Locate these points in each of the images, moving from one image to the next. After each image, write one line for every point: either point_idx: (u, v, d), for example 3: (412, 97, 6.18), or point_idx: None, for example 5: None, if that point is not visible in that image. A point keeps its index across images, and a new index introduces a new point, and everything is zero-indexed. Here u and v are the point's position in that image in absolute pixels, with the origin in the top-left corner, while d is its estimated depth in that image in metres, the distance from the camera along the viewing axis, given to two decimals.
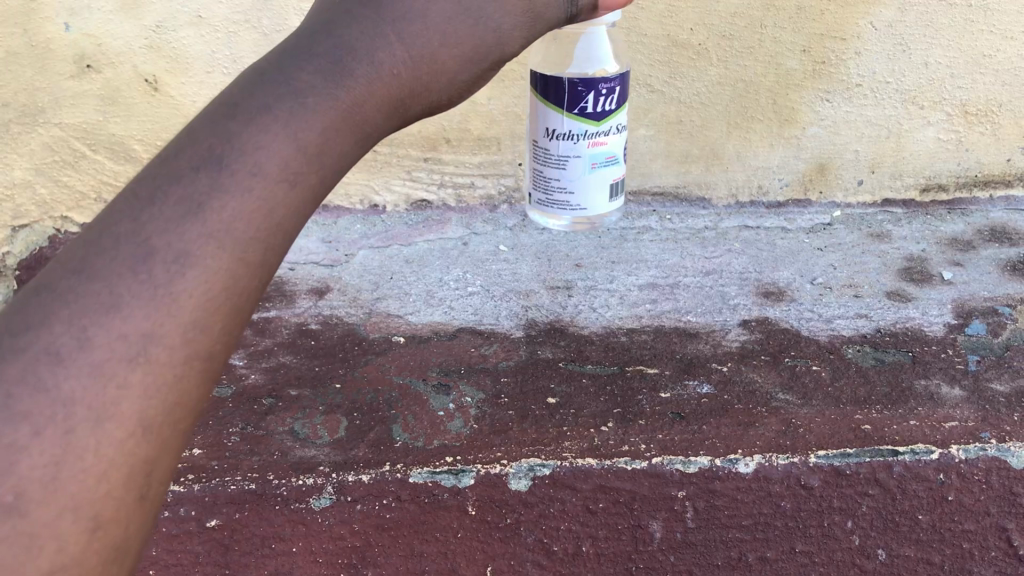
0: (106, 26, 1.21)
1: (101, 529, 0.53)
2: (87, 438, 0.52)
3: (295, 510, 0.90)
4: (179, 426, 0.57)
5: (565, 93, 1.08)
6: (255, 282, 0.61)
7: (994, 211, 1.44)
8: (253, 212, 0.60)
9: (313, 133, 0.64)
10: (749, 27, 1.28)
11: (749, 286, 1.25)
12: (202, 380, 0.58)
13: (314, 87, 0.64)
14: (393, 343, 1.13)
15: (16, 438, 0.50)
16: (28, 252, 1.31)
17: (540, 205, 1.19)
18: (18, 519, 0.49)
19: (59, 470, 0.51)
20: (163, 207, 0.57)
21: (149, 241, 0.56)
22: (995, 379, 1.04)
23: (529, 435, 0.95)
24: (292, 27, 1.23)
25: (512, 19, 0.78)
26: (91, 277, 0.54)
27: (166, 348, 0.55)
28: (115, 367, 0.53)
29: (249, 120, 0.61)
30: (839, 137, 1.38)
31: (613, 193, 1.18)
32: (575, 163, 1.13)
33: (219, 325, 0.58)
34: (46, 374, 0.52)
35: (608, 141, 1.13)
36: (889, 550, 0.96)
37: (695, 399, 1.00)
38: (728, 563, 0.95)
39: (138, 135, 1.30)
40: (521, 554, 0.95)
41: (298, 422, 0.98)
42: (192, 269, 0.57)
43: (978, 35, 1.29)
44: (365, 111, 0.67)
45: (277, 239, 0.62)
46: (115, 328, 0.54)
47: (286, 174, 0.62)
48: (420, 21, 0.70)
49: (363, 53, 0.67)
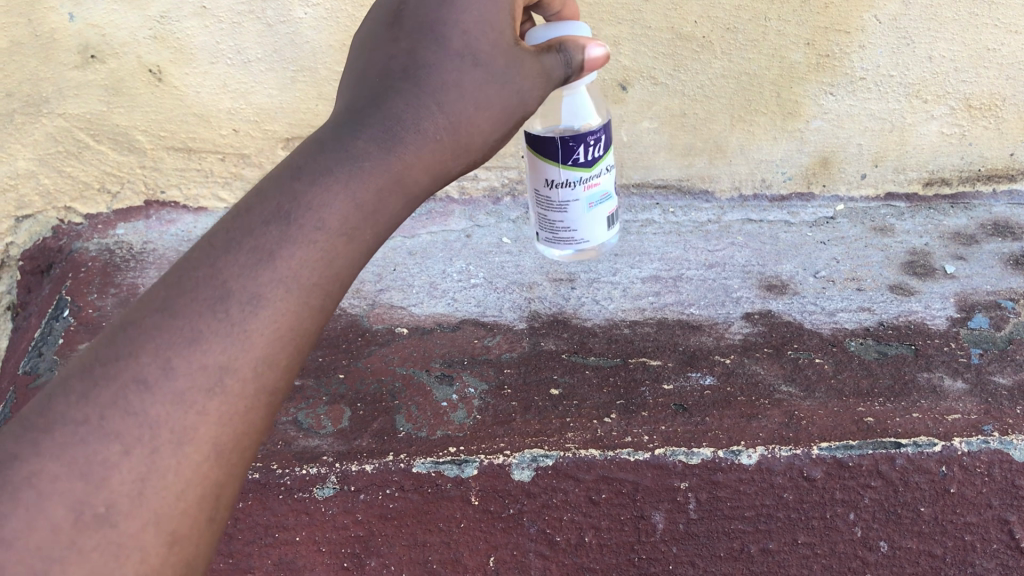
0: (110, 16, 1.20)
1: (177, 544, 0.57)
2: (169, 457, 0.57)
3: (299, 499, 0.90)
4: (244, 452, 0.62)
5: (557, 146, 1.04)
6: (314, 325, 0.68)
7: (997, 205, 1.44)
8: (316, 264, 0.67)
9: (369, 193, 0.71)
10: (752, 20, 1.25)
11: (752, 279, 1.26)
12: (266, 412, 0.64)
13: (369, 155, 0.72)
14: (397, 334, 1.14)
15: (106, 455, 0.55)
16: (31, 242, 1.33)
17: (542, 238, 1.15)
18: (108, 528, 0.54)
19: (144, 486, 0.56)
20: (239, 257, 0.65)
21: (226, 284, 0.64)
22: (998, 372, 1.05)
23: (531, 426, 0.96)
24: (297, 18, 1.22)
25: (530, 83, 0.85)
26: (175, 315, 0.61)
27: (238, 380, 0.61)
28: (195, 395, 0.59)
29: (311, 181, 0.69)
30: (842, 130, 1.38)
31: (611, 222, 1.15)
32: (574, 207, 1.10)
33: (283, 361, 0.65)
34: (134, 399, 0.57)
35: (601, 182, 1.10)
36: (890, 542, 0.95)
37: (698, 390, 1.01)
38: (730, 554, 0.95)
39: (142, 126, 1.31)
40: (523, 544, 0.94)
41: (301, 412, 0.99)
42: (263, 310, 0.64)
43: (982, 28, 1.27)
44: (413, 173, 0.75)
45: (335, 286, 0.69)
46: (195, 360, 0.60)
47: (345, 229, 0.69)
48: (457, 92, 0.79)
49: (411, 122, 0.75)
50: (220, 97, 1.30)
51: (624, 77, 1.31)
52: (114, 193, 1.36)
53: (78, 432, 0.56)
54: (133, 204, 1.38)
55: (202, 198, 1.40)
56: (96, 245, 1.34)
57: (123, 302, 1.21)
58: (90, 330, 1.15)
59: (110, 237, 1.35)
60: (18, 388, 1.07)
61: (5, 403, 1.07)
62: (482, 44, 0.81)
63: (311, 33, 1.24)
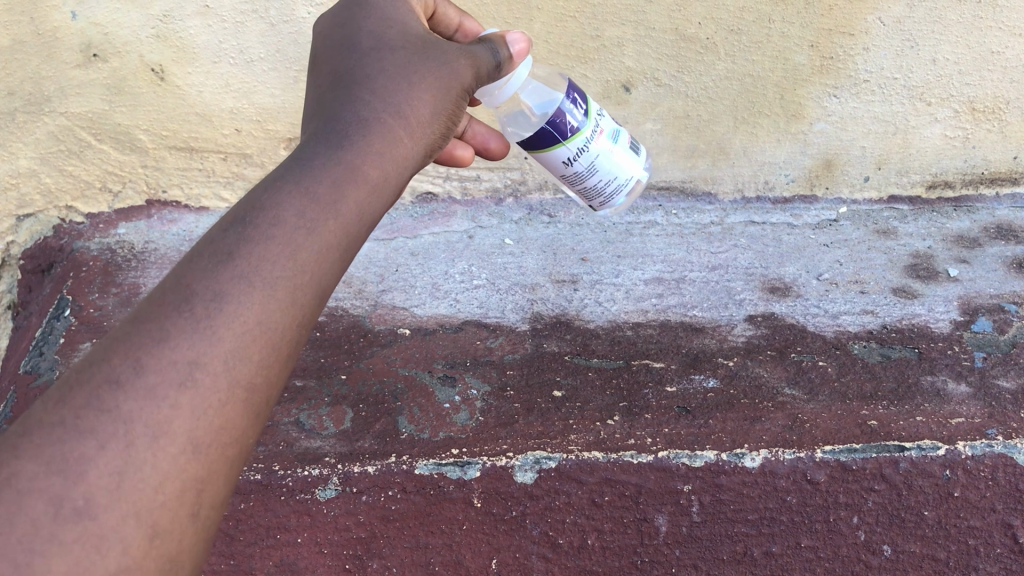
0: (113, 14, 1.19)
1: (160, 537, 0.50)
2: (145, 452, 0.50)
3: (301, 500, 0.89)
4: (226, 452, 0.55)
5: (545, 132, 0.93)
6: (288, 321, 0.60)
7: (1000, 208, 1.44)
8: (279, 255, 0.60)
9: (328, 185, 0.66)
10: (757, 22, 1.25)
11: (754, 282, 1.25)
12: (245, 410, 0.57)
13: (319, 155, 0.68)
14: (399, 335, 1.14)
15: (83, 450, 0.49)
16: (33, 241, 1.32)
17: (595, 212, 1.04)
18: (88, 522, 0.48)
19: (122, 480, 0.49)
20: (198, 261, 0.58)
21: (188, 285, 0.57)
22: (1002, 376, 1.04)
23: (535, 428, 0.95)
24: (300, 17, 1.22)
25: (463, 60, 0.85)
26: (142, 320, 0.55)
27: (210, 375, 0.54)
28: (167, 389, 0.52)
29: (264, 189, 0.65)
30: (845, 134, 1.38)
31: (637, 149, 1.03)
32: (600, 165, 0.97)
33: (256, 357, 0.57)
34: (104, 397, 0.51)
35: (602, 126, 0.97)
36: (895, 546, 0.93)
37: (701, 392, 1.01)
38: (733, 557, 0.94)
39: (145, 125, 1.30)
40: (526, 546, 0.93)
41: (303, 413, 0.99)
42: (229, 306, 0.57)
43: (986, 31, 1.27)
44: (375, 160, 0.70)
45: (305, 279, 0.61)
46: (165, 356, 0.53)
47: (305, 221, 0.63)
48: (399, 81, 0.77)
49: (358, 114, 0.73)
50: (222, 96, 1.29)
51: (629, 78, 1.31)
52: (116, 192, 1.36)
53: (51, 433, 0.49)
54: (135, 204, 1.37)
55: (204, 198, 1.40)
56: (97, 245, 1.33)
57: (124, 302, 1.20)
58: (92, 330, 1.14)
59: (112, 236, 1.35)
60: (18, 387, 1.07)
61: (5, 403, 1.07)
62: (391, 39, 0.82)
63: None
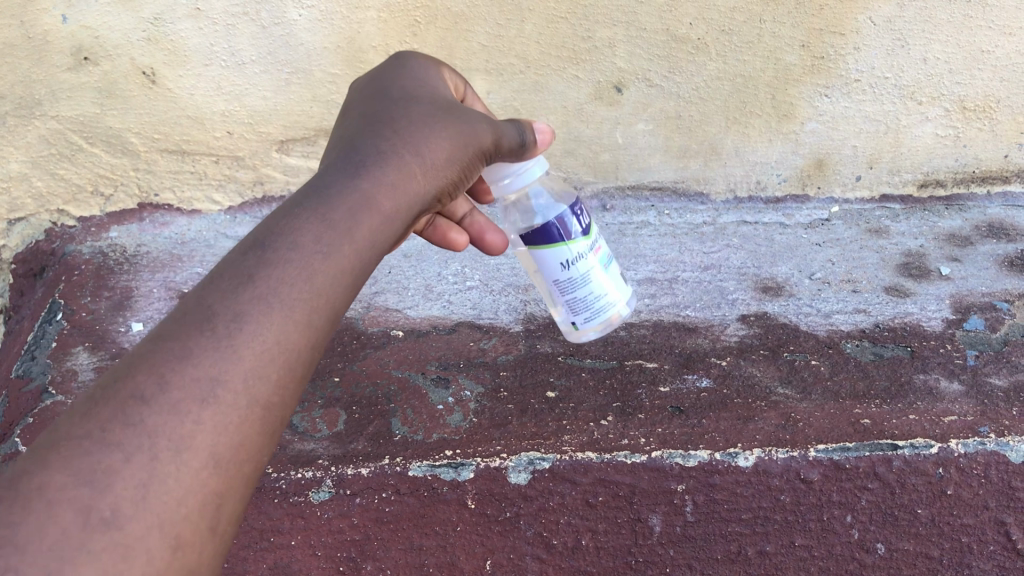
0: (103, 18, 1.19)
1: (183, 549, 0.50)
2: (170, 464, 0.51)
3: (295, 502, 0.89)
4: (243, 468, 0.55)
5: (548, 228, 0.91)
6: (304, 342, 0.61)
7: (991, 207, 1.44)
8: (296, 278, 0.62)
9: (343, 211, 0.67)
10: (748, 21, 1.25)
11: (747, 282, 1.26)
12: (261, 427, 0.57)
13: (335, 181, 0.69)
14: (392, 336, 1.14)
15: (110, 461, 0.49)
16: (24, 245, 1.34)
17: (575, 334, 0.99)
18: (115, 531, 0.47)
19: (148, 491, 0.49)
20: (219, 282, 0.60)
21: (211, 305, 0.58)
22: (994, 373, 1.05)
23: (528, 428, 0.95)
24: (292, 19, 1.22)
25: (486, 118, 0.86)
26: (167, 337, 0.56)
27: (232, 392, 0.55)
28: (190, 405, 0.53)
29: (282, 215, 0.66)
30: (837, 133, 1.38)
31: (627, 286, 1.02)
32: (595, 280, 0.94)
33: (275, 376, 0.58)
34: (130, 413, 0.51)
35: (602, 247, 0.96)
36: (889, 544, 0.94)
37: (694, 392, 1.01)
38: (728, 556, 0.94)
39: (136, 128, 1.30)
40: (520, 547, 0.93)
41: (296, 415, 0.99)
42: (249, 326, 0.58)
43: (975, 30, 1.28)
44: (388, 189, 0.71)
45: (321, 302, 0.63)
46: (189, 372, 0.54)
47: (321, 245, 0.64)
48: (424, 127, 0.78)
49: (377, 150, 0.74)
50: (215, 98, 1.29)
51: (620, 79, 1.31)
52: (107, 196, 1.35)
53: (79, 446, 0.49)
54: (127, 206, 1.37)
55: (196, 201, 1.39)
56: (89, 248, 1.33)
57: (116, 304, 1.20)
58: (84, 333, 1.14)
59: (104, 240, 1.34)
60: (10, 391, 1.07)
61: None
62: (422, 94, 0.83)
63: (305, 35, 1.24)
